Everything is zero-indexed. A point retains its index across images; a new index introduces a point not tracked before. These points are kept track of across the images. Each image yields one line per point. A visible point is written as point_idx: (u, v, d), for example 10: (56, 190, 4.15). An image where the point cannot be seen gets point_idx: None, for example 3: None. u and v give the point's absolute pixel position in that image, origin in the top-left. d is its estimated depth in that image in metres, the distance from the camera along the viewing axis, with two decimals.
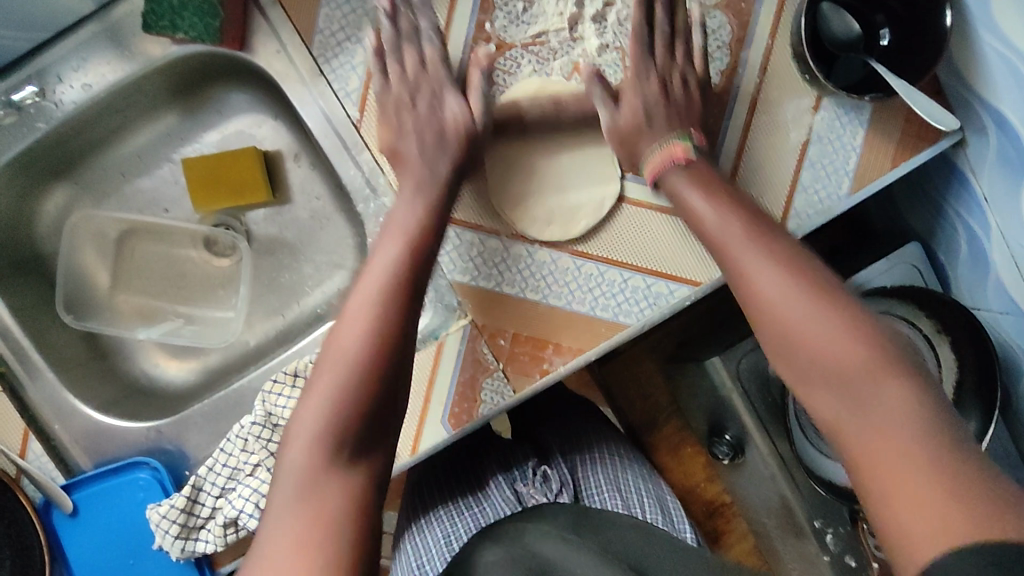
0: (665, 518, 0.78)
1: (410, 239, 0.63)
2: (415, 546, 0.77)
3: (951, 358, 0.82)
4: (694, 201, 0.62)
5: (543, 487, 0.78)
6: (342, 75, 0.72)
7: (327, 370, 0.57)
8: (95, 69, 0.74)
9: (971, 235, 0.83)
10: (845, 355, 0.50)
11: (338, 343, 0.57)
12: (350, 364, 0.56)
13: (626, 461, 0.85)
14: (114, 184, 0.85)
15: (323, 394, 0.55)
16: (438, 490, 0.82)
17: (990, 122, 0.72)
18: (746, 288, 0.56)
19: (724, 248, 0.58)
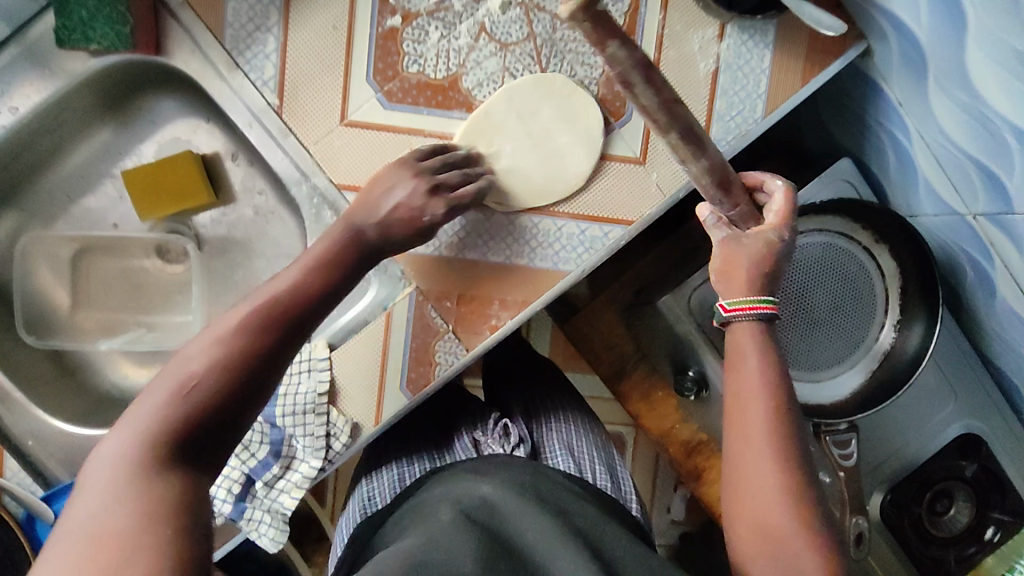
0: (614, 485, 0.81)
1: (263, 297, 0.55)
2: (369, 487, 0.82)
3: (891, 265, 0.88)
4: (753, 365, 0.60)
5: (501, 440, 0.84)
6: (257, 65, 0.74)
7: (170, 374, 0.49)
8: (21, 91, 0.75)
9: (895, 143, 0.85)
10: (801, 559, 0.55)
11: (195, 341, 0.51)
12: (192, 385, 0.48)
13: (582, 430, 0.89)
14: (61, 206, 0.87)
15: (147, 417, 0.47)
16: (400, 442, 0.87)
17: (889, 28, 0.74)
18: (742, 435, 0.59)
19: (744, 403, 0.60)
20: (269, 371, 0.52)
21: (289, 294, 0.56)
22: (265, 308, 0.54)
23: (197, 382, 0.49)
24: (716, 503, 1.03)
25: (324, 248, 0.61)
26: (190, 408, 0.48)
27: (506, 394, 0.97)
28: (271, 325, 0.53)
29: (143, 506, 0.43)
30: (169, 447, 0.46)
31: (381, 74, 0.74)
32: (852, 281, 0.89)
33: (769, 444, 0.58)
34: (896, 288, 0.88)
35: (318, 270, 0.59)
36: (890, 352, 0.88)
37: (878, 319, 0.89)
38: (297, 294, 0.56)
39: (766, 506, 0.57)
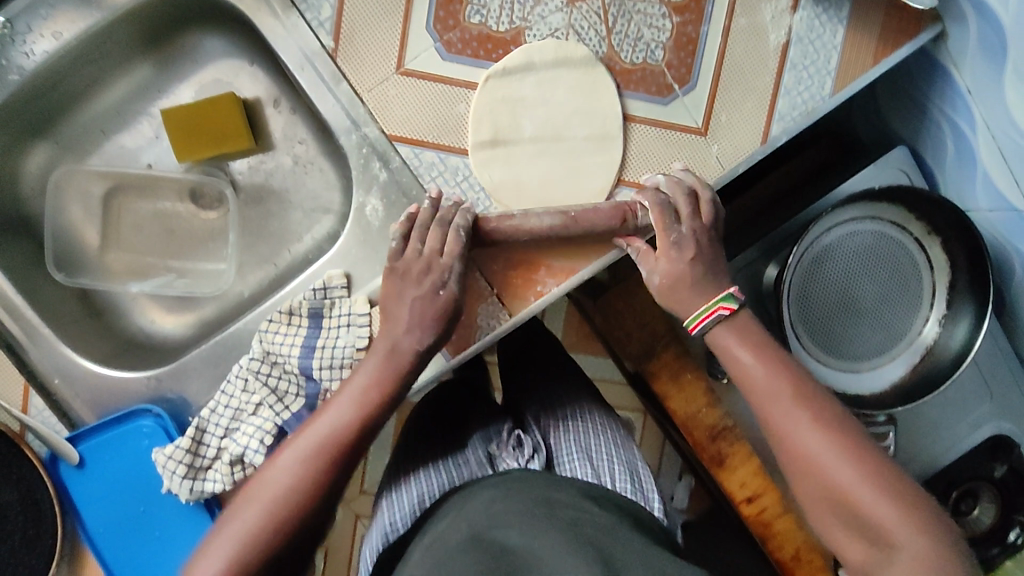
0: (634, 486, 0.80)
1: (356, 410, 0.65)
2: (391, 504, 0.82)
3: (941, 256, 0.86)
4: (740, 351, 0.67)
5: (516, 453, 0.85)
6: (314, 4, 0.71)
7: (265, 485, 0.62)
8: (65, 16, 0.72)
9: (957, 133, 0.83)
10: (869, 509, 0.59)
11: (254, 488, 0.62)
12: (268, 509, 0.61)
13: (602, 431, 0.89)
14: (95, 141, 0.84)
15: (234, 537, 0.60)
16: (420, 452, 0.88)
17: (970, 9, 0.72)
18: (784, 443, 0.64)
19: (766, 398, 0.65)
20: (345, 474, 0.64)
21: (334, 443, 0.64)
22: (335, 428, 0.64)
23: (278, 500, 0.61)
24: (736, 489, 1.01)
25: (385, 374, 0.67)
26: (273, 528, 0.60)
27: (520, 399, 0.98)
28: (329, 458, 0.63)
29: None
30: None
31: (441, 22, 0.72)
32: (903, 272, 0.87)
33: (825, 437, 0.63)
34: (944, 282, 0.86)
35: (377, 413, 0.66)
36: (933, 346, 0.86)
37: (924, 312, 0.87)
38: (338, 430, 0.64)
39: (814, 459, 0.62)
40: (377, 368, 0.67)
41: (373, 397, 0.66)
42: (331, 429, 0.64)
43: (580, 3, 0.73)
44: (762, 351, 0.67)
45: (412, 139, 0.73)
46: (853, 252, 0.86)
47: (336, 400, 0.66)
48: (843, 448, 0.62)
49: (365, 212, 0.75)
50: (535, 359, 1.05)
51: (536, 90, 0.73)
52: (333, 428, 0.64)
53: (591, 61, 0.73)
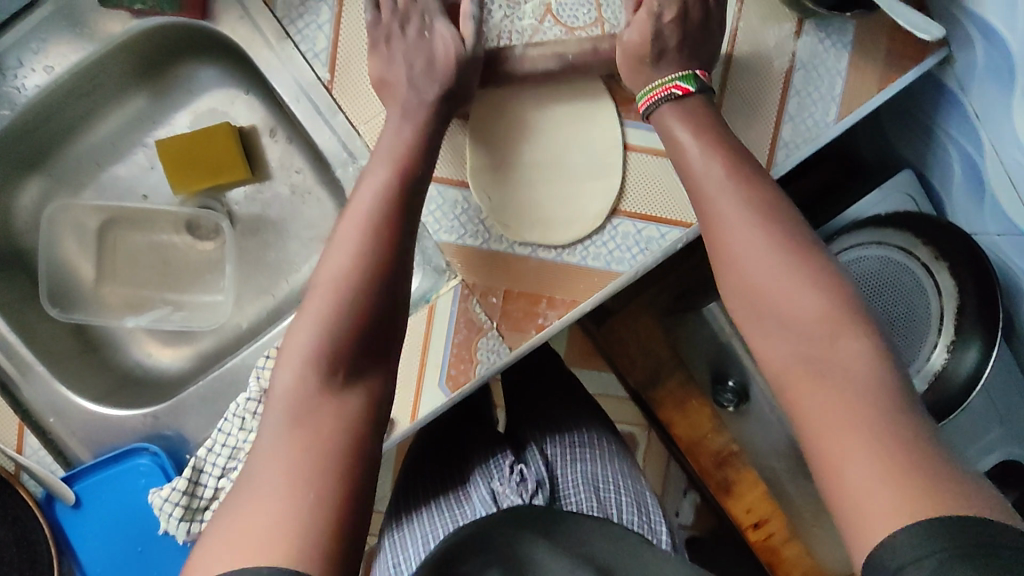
0: (641, 519, 0.80)
1: (382, 186, 0.61)
2: (395, 544, 0.82)
3: (948, 283, 0.82)
4: (721, 203, 0.58)
5: (518, 488, 0.80)
6: (308, 35, 0.70)
7: (297, 347, 0.54)
8: (56, 49, 0.71)
9: (964, 156, 0.82)
10: (801, 306, 0.52)
11: (296, 332, 0.55)
12: (325, 326, 0.54)
13: (609, 460, 0.89)
14: (89, 173, 0.83)
15: (300, 367, 0.53)
16: (423, 488, 0.87)
17: (977, 34, 0.71)
18: (725, 236, 0.57)
19: (709, 225, 0.59)
20: (377, 324, 0.56)
21: (381, 212, 0.59)
22: (354, 241, 0.57)
23: (331, 319, 0.54)
24: (742, 516, 1.00)
25: (391, 189, 0.61)
26: (344, 339, 0.54)
27: (523, 426, 0.95)
28: (372, 263, 0.57)
29: (291, 472, 0.48)
30: (324, 373, 0.53)
31: None
32: (907, 297, 0.86)
33: (790, 279, 0.53)
34: (953, 308, 0.82)
35: (389, 214, 0.60)
36: (941, 374, 0.82)
37: (931, 338, 0.83)
38: (382, 197, 0.60)
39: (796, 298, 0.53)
40: (377, 190, 0.61)
41: (381, 209, 0.59)
42: (372, 204, 0.59)
43: (579, 31, 0.71)
44: (771, 231, 0.55)
45: None
46: (861, 279, 0.88)
47: (340, 231, 0.59)
48: (795, 271, 0.53)
49: None
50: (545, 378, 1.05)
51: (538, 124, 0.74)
52: (357, 255, 0.57)
53: (593, 94, 0.74)
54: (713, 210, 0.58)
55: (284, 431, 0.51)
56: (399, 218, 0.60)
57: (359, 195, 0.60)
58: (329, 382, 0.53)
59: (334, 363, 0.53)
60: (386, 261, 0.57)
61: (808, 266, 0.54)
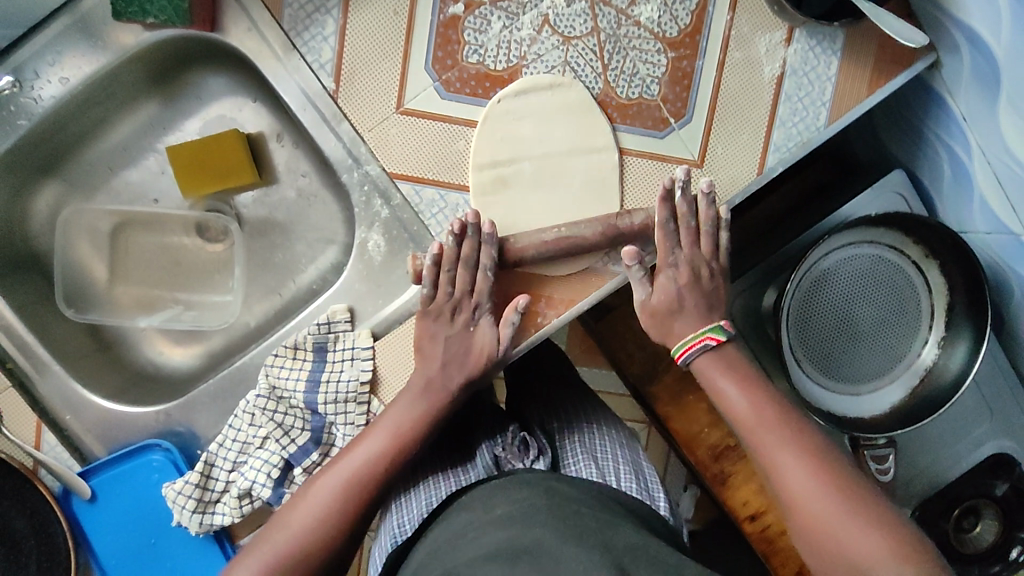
0: (640, 486, 0.83)
1: (386, 444, 0.68)
2: (402, 509, 0.82)
3: (940, 281, 0.87)
4: (725, 384, 0.71)
5: (519, 453, 0.84)
6: (314, 47, 0.72)
7: (295, 517, 0.64)
8: (71, 62, 0.74)
9: (953, 158, 0.84)
10: (868, 552, 0.59)
11: (295, 506, 0.65)
12: (316, 524, 0.64)
13: (605, 434, 0.91)
14: (102, 178, 0.86)
15: (279, 548, 0.62)
16: (425, 458, 0.88)
17: (963, 41, 0.72)
18: (779, 482, 0.65)
19: (756, 430, 0.68)
20: (356, 533, 0.65)
21: (360, 481, 0.66)
22: (360, 467, 0.67)
23: (319, 522, 0.64)
24: (739, 508, 1.02)
25: (409, 424, 0.69)
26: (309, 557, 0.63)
27: (528, 404, 0.99)
28: (359, 487, 0.66)
29: None
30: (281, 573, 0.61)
31: (440, 62, 0.73)
32: (900, 293, 0.88)
33: (785, 442, 0.66)
34: (944, 305, 0.87)
35: (407, 445, 0.68)
36: (933, 368, 0.87)
37: (924, 333, 0.88)
38: (359, 477, 0.66)
39: (791, 481, 0.64)
40: (404, 418, 0.69)
41: (364, 475, 0.66)
42: (361, 466, 0.66)
43: (575, 41, 0.74)
44: (749, 387, 0.70)
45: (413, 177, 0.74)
46: (851, 275, 0.88)
47: (352, 453, 0.68)
48: (863, 515, 0.61)
49: (367, 248, 0.77)
50: (536, 372, 1.05)
51: (534, 129, 0.74)
52: (366, 463, 0.67)
53: (587, 94, 0.74)
54: (768, 459, 0.66)
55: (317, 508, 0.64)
56: (381, 494, 0.67)
57: (381, 422, 0.69)
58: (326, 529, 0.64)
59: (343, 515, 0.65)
60: (361, 510, 0.65)
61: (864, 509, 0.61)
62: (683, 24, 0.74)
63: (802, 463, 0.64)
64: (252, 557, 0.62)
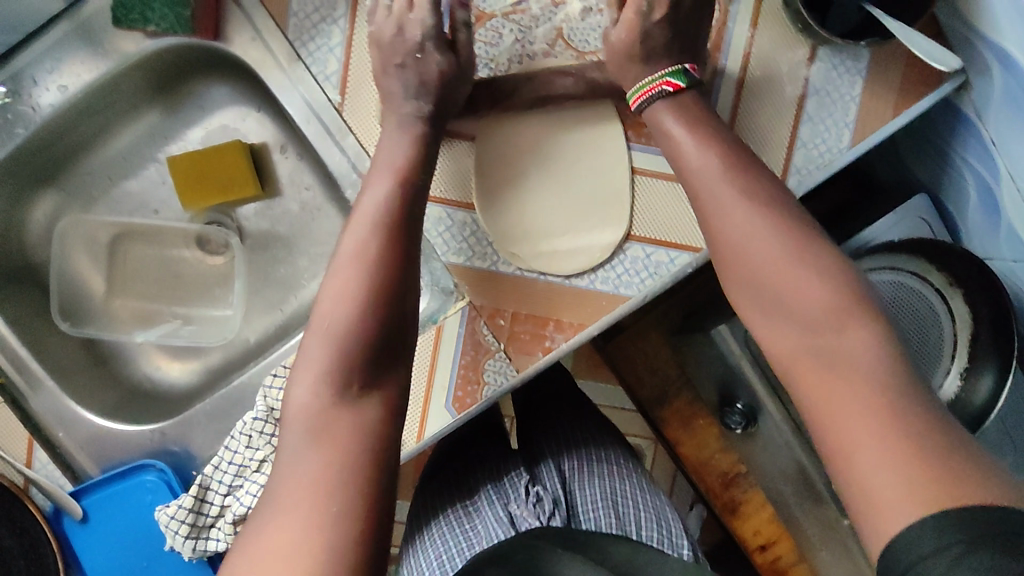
0: (660, 535, 0.81)
1: (383, 220, 0.61)
2: (416, 561, 0.82)
3: (964, 312, 0.80)
4: (676, 128, 0.63)
5: (535, 509, 0.80)
6: (320, 58, 0.70)
7: (321, 320, 0.57)
8: (70, 68, 0.72)
9: (979, 182, 0.81)
10: (812, 298, 0.53)
11: (328, 297, 0.58)
12: (334, 349, 0.56)
13: (622, 474, 0.89)
14: (101, 188, 0.84)
15: (309, 382, 0.55)
16: (436, 504, 0.88)
17: (994, 61, 0.70)
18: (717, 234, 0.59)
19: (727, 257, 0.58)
20: (386, 337, 0.57)
21: (371, 245, 0.59)
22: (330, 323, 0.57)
23: (342, 343, 0.56)
24: (750, 537, 0.99)
25: (363, 314, 0.57)
26: (363, 326, 0.56)
27: (539, 442, 0.95)
28: (357, 331, 0.56)
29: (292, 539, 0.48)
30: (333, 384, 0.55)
31: None
32: (923, 325, 0.84)
33: (803, 272, 0.54)
34: (968, 336, 0.79)
35: (373, 295, 0.57)
36: (953, 401, 0.79)
37: (945, 363, 0.81)
38: (361, 252, 0.59)
39: (857, 344, 0.51)
40: (347, 317, 0.56)
41: (342, 328, 0.56)
42: (379, 207, 0.61)
43: (590, 56, 0.71)
44: (734, 178, 0.59)
45: None
46: None
47: (330, 282, 0.58)
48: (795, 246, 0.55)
49: None
50: (548, 409, 1.02)
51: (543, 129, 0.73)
52: (358, 303, 0.57)
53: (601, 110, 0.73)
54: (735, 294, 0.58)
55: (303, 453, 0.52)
56: (389, 313, 0.58)
57: (319, 308, 0.58)
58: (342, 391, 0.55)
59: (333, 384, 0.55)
60: (377, 330, 0.57)
61: (826, 263, 0.55)
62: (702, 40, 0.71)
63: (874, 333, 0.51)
64: (301, 390, 0.55)
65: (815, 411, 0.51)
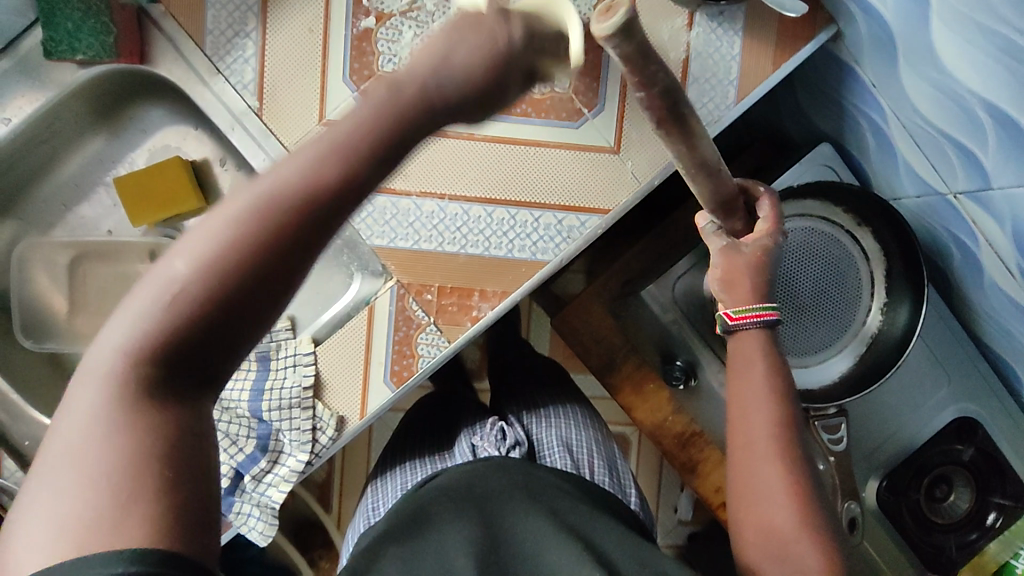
0: (612, 479, 0.86)
1: (330, 148, 0.36)
2: (377, 491, 0.89)
3: (874, 246, 0.88)
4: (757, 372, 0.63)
5: (496, 441, 0.84)
6: (236, 69, 0.76)
7: (175, 254, 0.37)
8: (14, 103, 0.78)
9: (873, 126, 0.86)
10: (780, 525, 0.58)
11: (218, 213, 0.37)
12: (181, 295, 0.37)
13: (578, 426, 0.94)
14: (57, 215, 0.90)
15: (123, 336, 0.38)
16: (408, 447, 0.94)
17: (856, 9, 0.76)
18: (747, 472, 0.61)
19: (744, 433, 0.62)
20: (247, 311, 0.38)
21: (284, 207, 0.36)
22: (185, 292, 0.37)
23: (179, 305, 0.37)
24: (712, 495, 1.03)
25: (313, 171, 0.36)
26: (190, 327, 0.37)
27: (506, 401, 1.02)
28: (212, 296, 0.37)
29: (123, 463, 0.38)
30: (146, 371, 0.38)
31: (358, 73, 0.76)
32: (841, 263, 0.90)
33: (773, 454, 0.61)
34: (882, 271, 0.88)
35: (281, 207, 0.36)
36: (877, 335, 0.89)
37: (866, 301, 0.90)
38: (287, 194, 0.36)
39: (767, 509, 0.59)
40: (199, 257, 0.37)
41: (206, 289, 0.37)
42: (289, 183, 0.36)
43: None
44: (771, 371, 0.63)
45: None
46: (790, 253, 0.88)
47: (222, 206, 0.37)
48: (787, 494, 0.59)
49: None
50: (518, 370, 1.10)
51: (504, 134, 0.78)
52: (288, 180, 0.36)
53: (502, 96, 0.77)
54: (744, 464, 0.62)
55: (105, 435, 0.38)
56: (275, 275, 0.37)
57: (168, 260, 0.38)
58: (157, 397, 0.39)
59: (154, 371, 0.38)
60: (261, 279, 0.37)
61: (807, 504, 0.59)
62: (588, 18, 0.77)
63: (776, 470, 0.60)
64: (97, 354, 0.39)
65: (739, 489, 0.61)
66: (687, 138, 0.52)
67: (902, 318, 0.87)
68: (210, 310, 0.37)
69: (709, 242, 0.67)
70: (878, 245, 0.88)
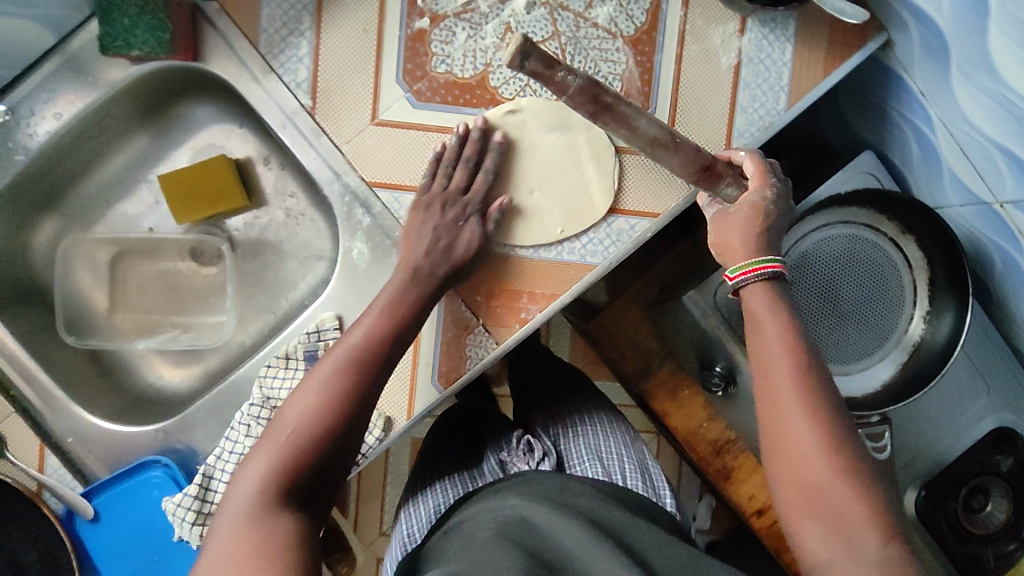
0: (645, 483, 0.84)
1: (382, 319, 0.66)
2: (409, 516, 0.87)
3: (917, 255, 0.89)
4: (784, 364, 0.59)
5: (526, 456, 0.88)
6: (290, 68, 0.76)
7: (296, 402, 0.59)
8: (65, 98, 0.78)
9: (919, 135, 0.86)
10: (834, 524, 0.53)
11: (311, 376, 0.61)
12: (301, 432, 0.57)
13: (610, 434, 0.93)
14: (100, 211, 0.90)
15: (267, 461, 0.56)
16: (437, 463, 0.93)
17: (910, 18, 0.77)
18: (787, 458, 0.56)
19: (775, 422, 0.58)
20: (343, 437, 0.59)
21: (365, 360, 0.63)
22: (303, 430, 0.57)
23: (298, 436, 0.57)
24: (745, 503, 1.02)
25: (380, 335, 0.65)
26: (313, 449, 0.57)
27: (529, 407, 1.02)
28: (326, 423, 0.58)
29: (262, 546, 0.52)
30: (281, 487, 0.55)
31: (410, 74, 0.76)
32: (884, 274, 0.90)
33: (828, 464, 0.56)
34: (925, 280, 0.89)
35: (359, 362, 0.62)
36: (920, 343, 0.89)
37: (908, 309, 0.90)
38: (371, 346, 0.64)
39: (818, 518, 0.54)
40: (307, 410, 0.58)
41: (319, 415, 0.58)
42: (367, 343, 0.64)
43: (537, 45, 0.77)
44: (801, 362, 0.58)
45: (391, 184, 0.77)
46: (831, 255, 0.88)
47: (316, 368, 0.62)
48: None
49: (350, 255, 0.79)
50: (537, 377, 1.07)
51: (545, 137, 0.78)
52: (375, 337, 0.65)
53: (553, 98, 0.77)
54: (780, 449, 0.57)
55: (248, 527, 0.53)
56: (357, 409, 0.60)
57: (285, 418, 0.58)
58: (285, 502, 0.55)
59: (285, 488, 0.55)
60: (351, 407, 0.60)
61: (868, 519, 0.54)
62: (642, 22, 0.77)
63: (824, 461, 0.55)
64: (244, 481, 0.56)
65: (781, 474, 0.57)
66: (623, 123, 0.60)
67: (947, 321, 0.87)
68: (326, 438, 0.58)
69: (706, 211, 0.71)
70: (920, 253, 0.88)
